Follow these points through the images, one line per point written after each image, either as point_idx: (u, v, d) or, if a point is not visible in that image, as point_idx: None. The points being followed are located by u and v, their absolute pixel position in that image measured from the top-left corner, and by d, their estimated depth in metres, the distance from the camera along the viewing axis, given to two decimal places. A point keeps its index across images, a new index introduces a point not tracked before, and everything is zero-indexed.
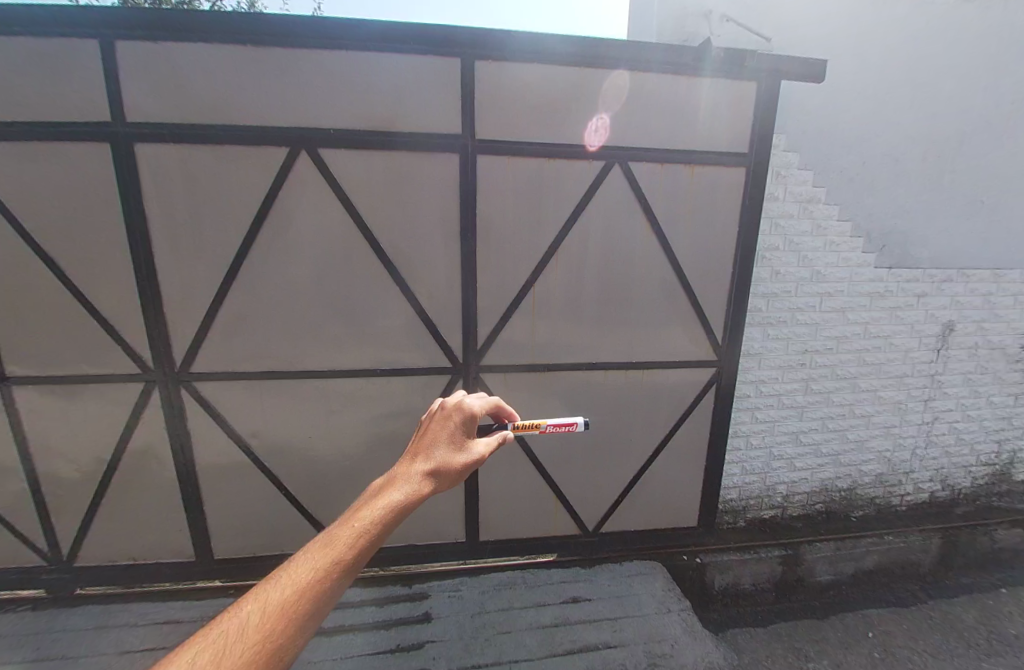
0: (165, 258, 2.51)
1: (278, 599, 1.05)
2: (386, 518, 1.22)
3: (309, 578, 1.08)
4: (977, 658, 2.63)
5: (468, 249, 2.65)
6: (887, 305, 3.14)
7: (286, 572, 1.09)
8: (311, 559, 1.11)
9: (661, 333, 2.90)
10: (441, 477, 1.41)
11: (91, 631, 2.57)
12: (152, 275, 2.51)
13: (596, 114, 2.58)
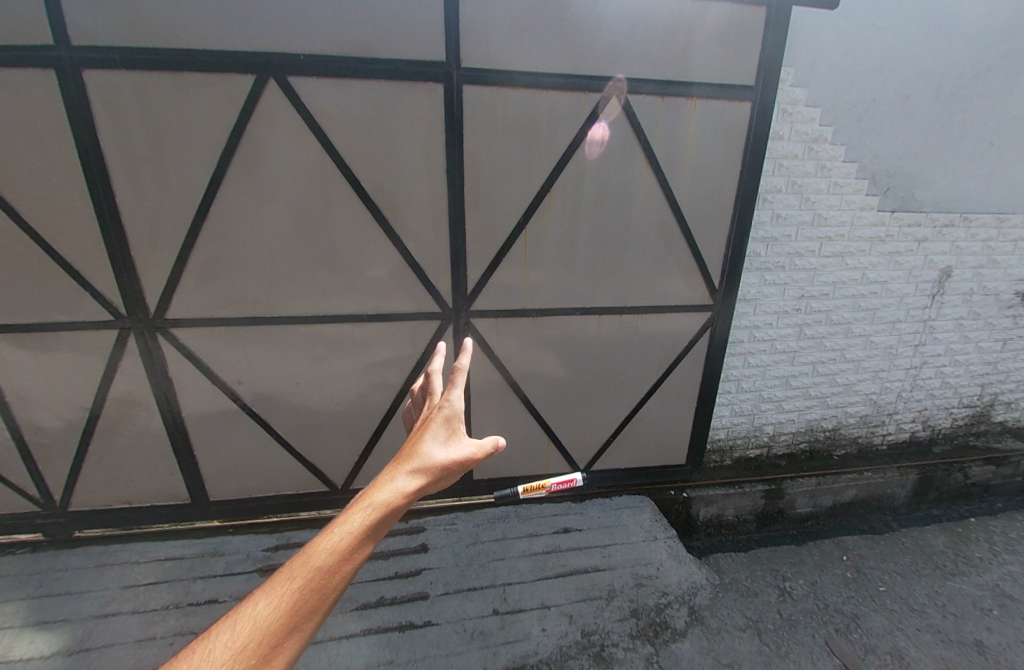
0: (129, 199, 2.35)
1: (252, 623, 0.91)
2: (369, 525, 1.03)
3: (286, 599, 0.94)
4: (943, 576, 2.81)
5: (456, 189, 2.51)
6: (886, 251, 3.10)
7: (261, 592, 0.96)
8: (289, 575, 0.97)
9: (657, 279, 2.85)
10: (448, 459, 1.21)
11: (94, 569, 2.62)
12: (117, 216, 2.36)
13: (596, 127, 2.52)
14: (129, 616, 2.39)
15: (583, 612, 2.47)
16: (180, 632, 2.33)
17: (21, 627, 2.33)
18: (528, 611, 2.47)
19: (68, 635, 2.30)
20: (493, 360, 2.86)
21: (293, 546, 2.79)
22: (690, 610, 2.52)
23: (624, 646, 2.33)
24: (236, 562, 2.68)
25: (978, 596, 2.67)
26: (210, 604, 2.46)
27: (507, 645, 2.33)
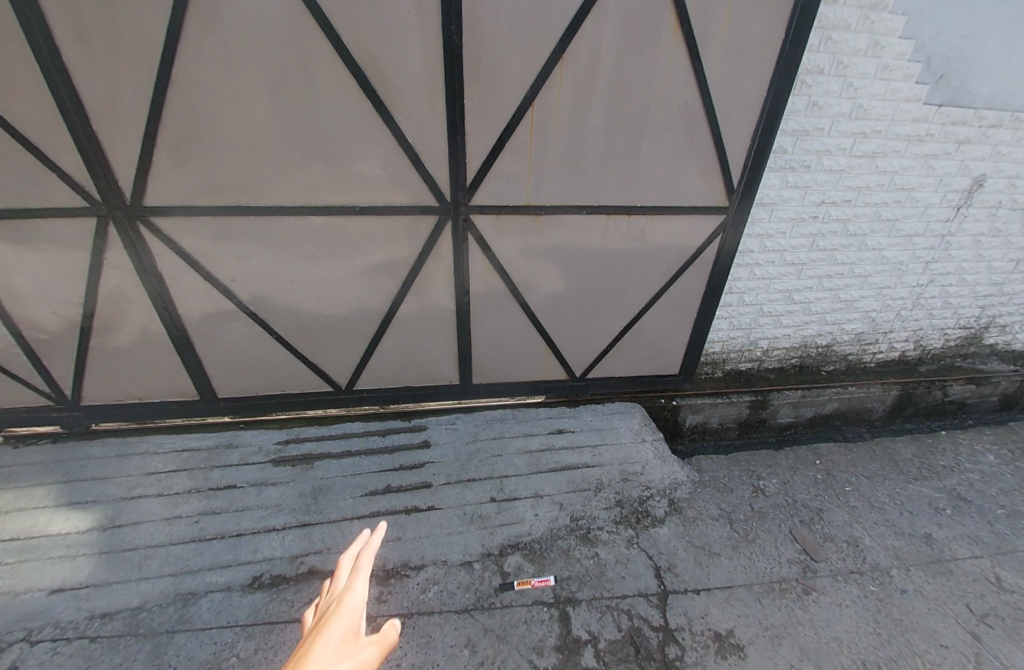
0: (78, 58, 2.02)
1: None
2: None
3: None
4: (906, 479, 3.06)
5: (453, 56, 2.17)
6: (922, 152, 2.85)
7: None
8: None
9: (672, 177, 2.62)
10: None
11: (115, 457, 2.74)
12: (69, 79, 2.05)
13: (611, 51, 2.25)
14: (155, 499, 2.54)
15: (573, 501, 2.70)
16: (205, 512, 2.50)
17: (55, 507, 2.47)
18: (523, 499, 2.68)
19: (101, 514, 2.45)
20: (494, 266, 2.75)
21: (302, 440, 2.92)
22: (669, 501, 2.78)
23: (608, 530, 2.58)
24: (249, 453, 2.81)
25: (935, 497, 2.91)
26: (229, 489, 2.62)
27: (503, 527, 2.55)
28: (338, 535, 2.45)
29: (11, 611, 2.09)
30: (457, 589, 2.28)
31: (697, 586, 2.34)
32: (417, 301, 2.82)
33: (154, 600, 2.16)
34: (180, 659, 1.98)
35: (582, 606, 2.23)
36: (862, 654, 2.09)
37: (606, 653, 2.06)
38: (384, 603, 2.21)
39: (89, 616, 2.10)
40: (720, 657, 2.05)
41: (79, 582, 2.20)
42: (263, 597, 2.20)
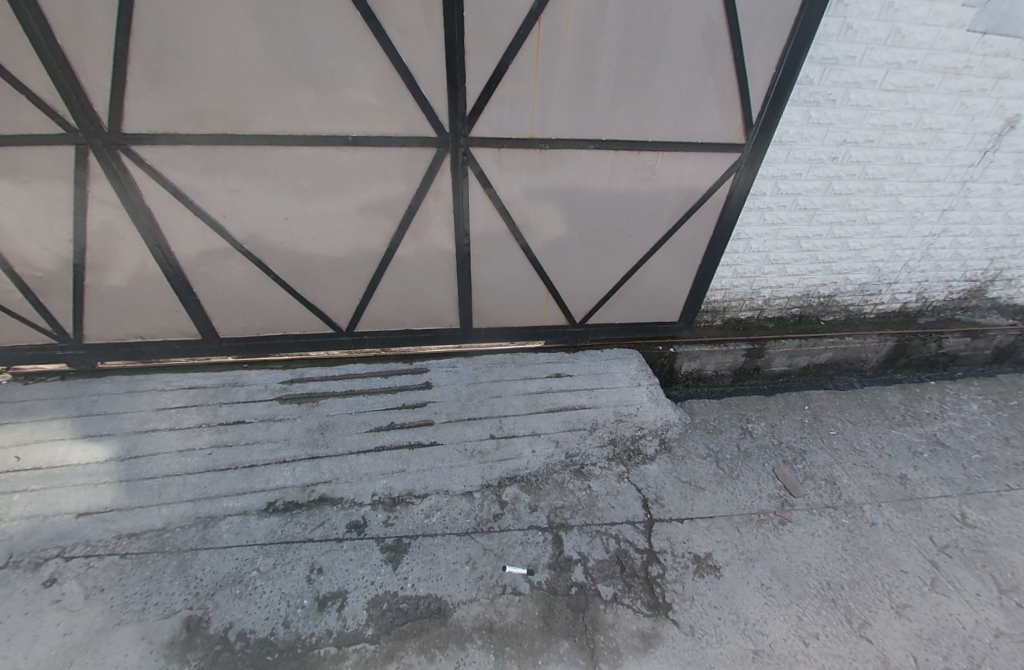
0: None
1: None
2: None
3: None
4: (889, 425, 3.18)
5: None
6: (957, 89, 2.66)
7: None
8: None
9: (688, 108, 2.45)
10: None
11: (124, 393, 2.80)
12: None
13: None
14: (168, 432, 2.64)
15: (569, 439, 2.81)
16: (217, 445, 2.61)
17: (72, 439, 2.57)
18: (521, 436, 2.79)
19: (118, 445, 2.56)
20: (495, 204, 2.65)
21: (306, 379, 2.99)
22: (660, 440, 2.90)
23: (601, 465, 2.72)
24: (255, 391, 2.89)
25: (915, 442, 3.05)
26: (239, 424, 2.71)
27: (502, 461, 2.68)
28: (345, 466, 2.58)
29: (44, 531, 2.24)
30: (459, 515, 2.44)
31: (681, 515, 2.51)
32: (416, 242, 2.75)
33: (176, 522, 2.32)
34: (205, 572, 2.15)
35: (574, 531, 2.40)
36: (828, 576, 2.29)
37: (594, 571, 2.25)
38: (391, 526, 2.37)
39: (116, 535, 2.26)
40: (698, 576, 2.25)
41: (104, 506, 2.34)
42: (277, 520, 2.36)
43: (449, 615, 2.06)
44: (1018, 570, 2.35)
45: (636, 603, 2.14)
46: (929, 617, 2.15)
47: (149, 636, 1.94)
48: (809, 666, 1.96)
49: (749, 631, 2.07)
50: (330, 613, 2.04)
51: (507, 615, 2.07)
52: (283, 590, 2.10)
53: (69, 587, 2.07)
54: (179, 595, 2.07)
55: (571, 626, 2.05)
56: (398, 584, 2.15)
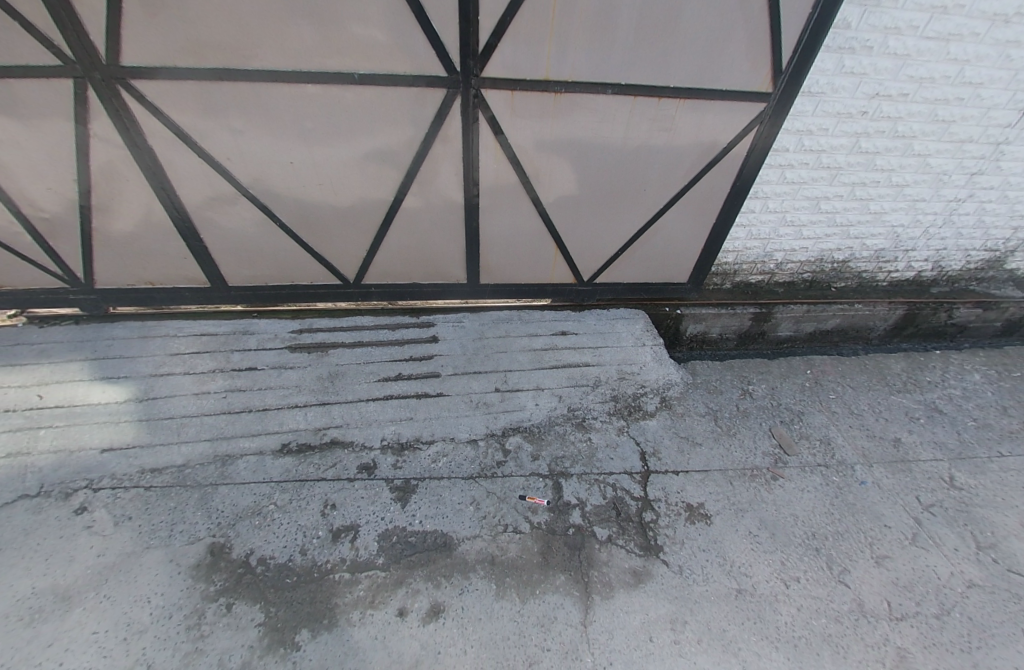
0: None
1: None
2: None
3: None
4: (890, 391, 3.22)
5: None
6: (1003, 39, 2.50)
7: None
8: None
9: (713, 51, 2.32)
10: None
11: (138, 338, 2.87)
12: None
13: None
14: (183, 375, 2.73)
15: (572, 393, 2.88)
16: (230, 389, 2.69)
17: (91, 380, 2.66)
18: (525, 390, 2.86)
19: (135, 388, 2.65)
20: (506, 153, 2.58)
21: (316, 329, 3.04)
22: (661, 397, 2.97)
23: (602, 419, 2.80)
24: (266, 339, 2.94)
25: (912, 408, 3.10)
26: (251, 370, 2.79)
27: (506, 412, 2.76)
28: (355, 413, 2.67)
29: (71, 465, 2.37)
30: (464, 460, 2.55)
31: (676, 468, 2.61)
32: (424, 192, 2.71)
33: (196, 460, 2.44)
34: (226, 505, 2.29)
35: (573, 478, 2.51)
36: (813, 527, 2.40)
37: (591, 514, 2.37)
38: (400, 469, 2.49)
39: (140, 470, 2.39)
40: (689, 523, 2.37)
41: (126, 443, 2.45)
42: (292, 460, 2.48)
43: (454, 548, 2.20)
44: (998, 528, 2.45)
45: (629, 544, 2.27)
46: (906, 567, 2.27)
47: (177, 559, 2.10)
48: (788, 606, 2.10)
49: (734, 572, 2.20)
50: (343, 544, 2.18)
51: (508, 550, 2.21)
52: (299, 522, 2.25)
53: (100, 515, 2.22)
54: (202, 524, 2.22)
55: (568, 562, 2.19)
56: (407, 521, 2.28)
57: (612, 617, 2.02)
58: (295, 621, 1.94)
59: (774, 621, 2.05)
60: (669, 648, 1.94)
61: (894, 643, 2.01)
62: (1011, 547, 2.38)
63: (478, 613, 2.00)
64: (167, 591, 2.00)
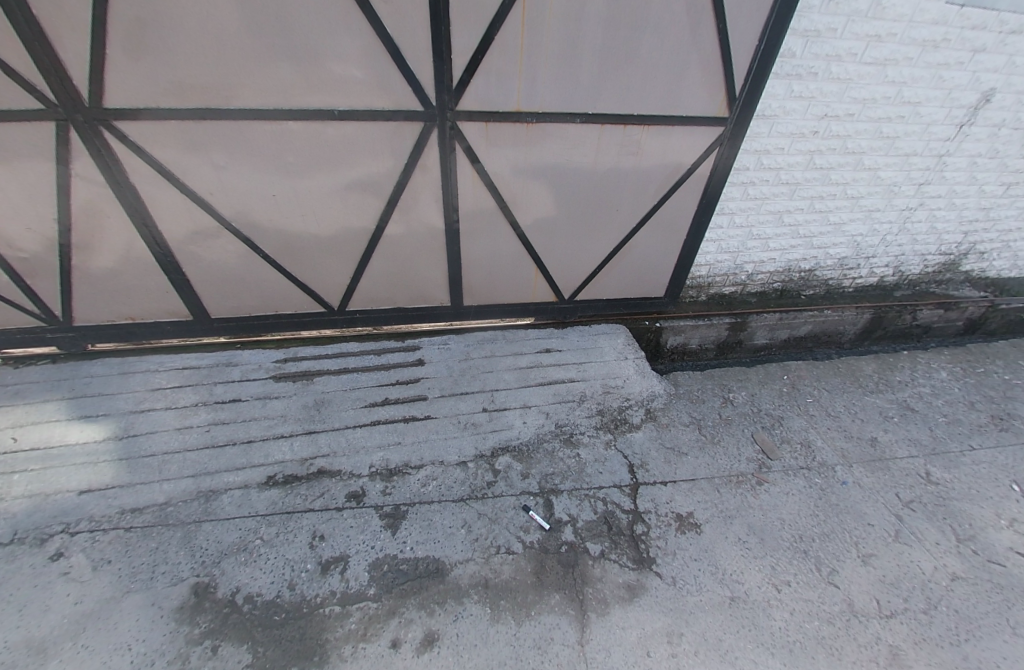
0: None
1: None
2: None
3: None
4: (864, 392, 3.34)
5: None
6: (935, 61, 2.72)
7: None
8: None
9: (673, 80, 2.47)
10: None
11: (118, 375, 2.82)
12: None
13: None
14: (165, 411, 2.69)
15: (559, 410, 2.91)
16: (214, 422, 2.66)
17: (69, 419, 2.60)
18: (512, 408, 2.89)
19: (115, 425, 2.60)
20: (483, 180, 2.68)
21: (300, 358, 3.03)
22: (646, 409, 3.01)
23: (589, 434, 2.83)
24: (249, 370, 2.93)
25: (885, 407, 3.21)
26: (235, 402, 2.76)
27: (494, 432, 2.77)
28: (342, 440, 2.66)
29: (47, 508, 2.29)
30: (454, 483, 2.54)
31: (664, 478, 2.64)
32: (405, 219, 2.77)
33: (179, 497, 2.39)
34: (210, 542, 2.23)
35: (564, 495, 2.52)
36: (800, 529, 2.45)
37: (583, 530, 2.37)
38: (389, 495, 2.46)
39: (119, 510, 2.32)
40: (679, 532, 2.39)
41: (106, 483, 2.39)
42: (278, 492, 2.44)
43: (447, 573, 2.18)
44: (975, 521, 2.53)
45: (622, 558, 2.28)
46: (891, 564, 2.32)
47: (160, 601, 2.03)
48: (781, 610, 2.12)
49: (726, 579, 2.22)
50: (333, 575, 2.15)
51: (502, 573, 2.20)
52: (287, 556, 2.20)
53: (77, 560, 2.14)
54: (186, 564, 2.16)
55: (562, 580, 2.18)
56: (397, 548, 2.25)
57: (608, 633, 2.01)
58: (284, 660, 1.88)
59: (768, 626, 2.06)
60: (666, 662, 1.94)
61: (885, 641, 2.04)
62: (988, 538, 2.46)
63: (473, 639, 1.97)
64: (149, 637, 1.92)
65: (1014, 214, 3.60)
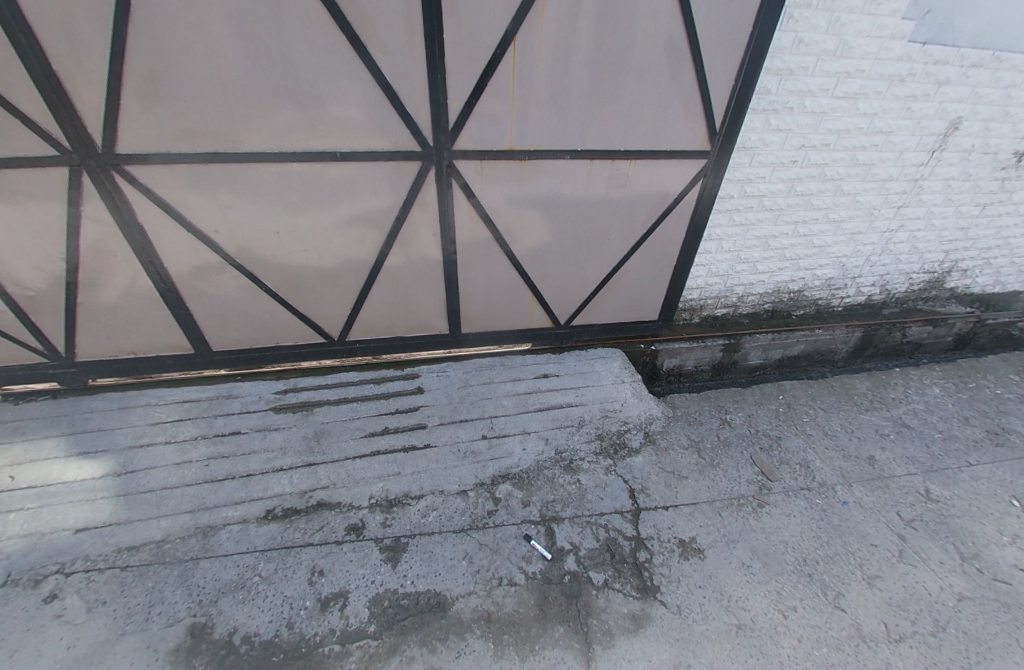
0: None
1: None
2: None
3: None
4: (859, 409, 3.37)
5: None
6: (903, 93, 2.90)
7: None
8: None
9: (657, 118, 2.62)
10: None
11: (119, 410, 2.83)
12: (20, 16, 1.93)
13: None
14: (164, 446, 2.68)
15: (558, 436, 2.92)
16: (213, 456, 2.66)
17: (67, 457, 2.59)
18: (512, 435, 2.90)
19: (113, 462, 2.59)
20: (479, 214, 2.78)
21: (300, 388, 3.05)
22: (645, 432, 3.03)
23: (589, 460, 2.83)
24: (249, 402, 2.94)
25: (881, 425, 3.24)
26: (235, 435, 2.76)
27: (494, 459, 2.77)
28: (341, 471, 2.65)
29: (42, 548, 2.26)
30: (454, 513, 2.52)
31: (665, 503, 2.64)
32: (403, 252, 2.86)
33: (176, 533, 2.36)
34: (207, 580, 2.20)
35: (565, 523, 2.50)
36: (804, 552, 2.43)
37: (585, 559, 2.35)
38: (389, 527, 2.44)
39: (116, 549, 2.29)
40: (683, 559, 2.37)
41: (102, 521, 2.37)
42: (277, 526, 2.42)
43: (448, 607, 2.15)
44: (978, 538, 2.53)
45: (626, 587, 2.25)
46: (897, 586, 2.30)
47: (154, 644, 1.98)
48: (789, 637, 2.09)
49: (732, 607, 2.19)
50: (332, 613, 2.11)
51: (504, 605, 2.16)
52: (285, 593, 2.16)
53: (71, 602, 2.10)
54: (183, 603, 2.11)
55: (566, 611, 2.15)
56: (398, 582, 2.22)
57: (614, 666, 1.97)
58: None
59: (776, 655, 2.03)
60: None
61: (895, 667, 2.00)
62: (992, 556, 2.45)
63: None
64: None
65: (993, 233, 3.73)
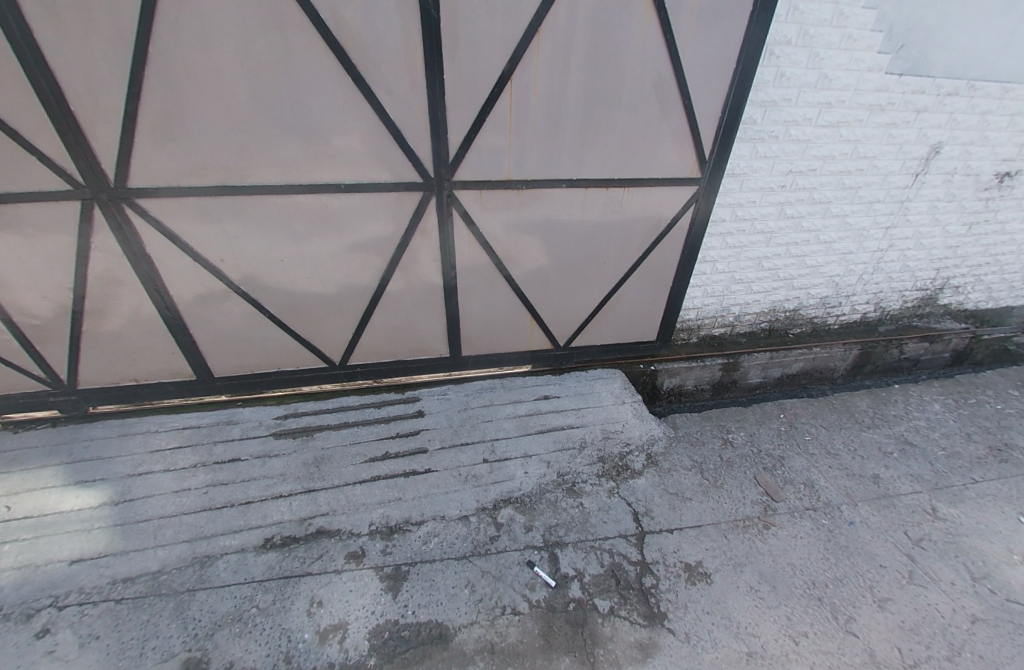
0: (54, 42, 2.01)
1: None
2: None
3: None
4: (861, 426, 3.37)
5: (431, 26, 2.20)
6: (884, 121, 3.02)
7: None
8: None
9: (649, 147, 2.72)
10: None
11: (118, 437, 2.82)
12: (43, 61, 2.04)
13: (585, 33, 2.34)
14: (163, 473, 2.66)
15: (560, 458, 2.91)
16: (212, 484, 2.63)
17: (64, 486, 2.57)
18: (514, 458, 2.88)
19: (111, 491, 2.56)
20: (478, 241, 2.85)
21: (300, 414, 3.05)
22: (647, 454, 3.01)
23: (591, 482, 2.80)
24: (250, 428, 2.94)
25: (884, 442, 3.23)
26: (234, 462, 2.75)
27: (496, 483, 2.75)
28: (341, 497, 2.63)
29: (36, 581, 2.21)
30: (456, 539, 2.48)
31: (670, 526, 2.60)
32: (404, 277, 2.91)
33: (173, 564, 2.31)
34: (203, 612, 2.15)
35: (569, 548, 2.47)
36: (813, 574, 2.39)
37: (590, 585, 2.31)
38: (389, 555, 2.40)
39: (111, 581, 2.24)
40: (690, 583, 2.33)
41: (98, 551, 2.33)
42: (275, 555, 2.37)
43: (451, 639, 2.09)
44: (988, 558, 2.49)
45: (632, 614, 2.20)
46: (909, 609, 2.25)
47: None
48: (801, 664, 2.03)
49: (741, 633, 2.14)
50: (331, 645, 2.05)
51: (508, 635, 2.11)
52: (284, 625, 2.11)
53: (64, 636, 2.04)
54: (178, 638, 2.06)
55: (572, 641, 2.09)
56: (399, 613, 2.17)
57: None
58: None
59: None
60: None
61: None
62: (1004, 576, 2.41)
63: None
64: None
65: (982, 250, 3.81)
